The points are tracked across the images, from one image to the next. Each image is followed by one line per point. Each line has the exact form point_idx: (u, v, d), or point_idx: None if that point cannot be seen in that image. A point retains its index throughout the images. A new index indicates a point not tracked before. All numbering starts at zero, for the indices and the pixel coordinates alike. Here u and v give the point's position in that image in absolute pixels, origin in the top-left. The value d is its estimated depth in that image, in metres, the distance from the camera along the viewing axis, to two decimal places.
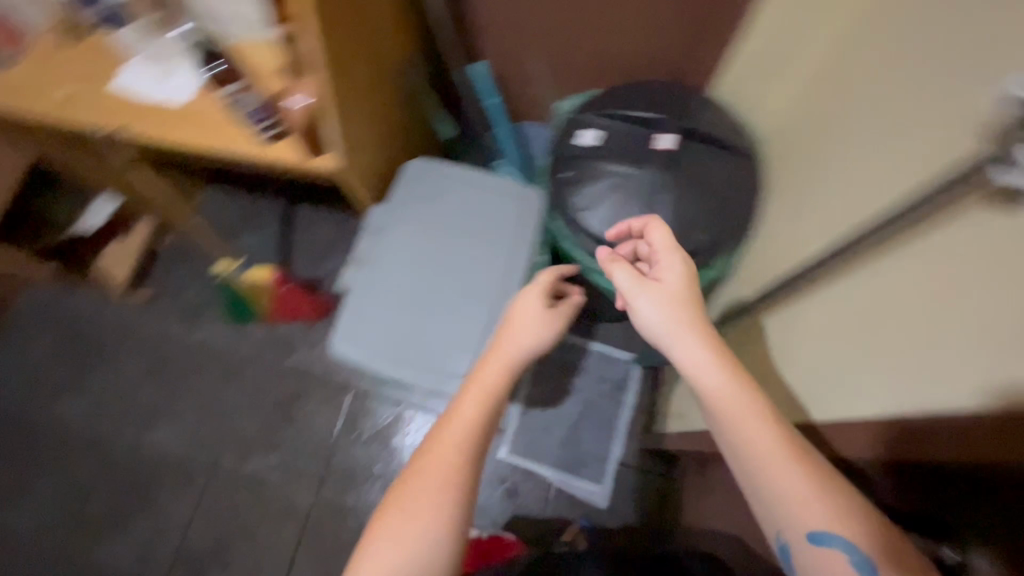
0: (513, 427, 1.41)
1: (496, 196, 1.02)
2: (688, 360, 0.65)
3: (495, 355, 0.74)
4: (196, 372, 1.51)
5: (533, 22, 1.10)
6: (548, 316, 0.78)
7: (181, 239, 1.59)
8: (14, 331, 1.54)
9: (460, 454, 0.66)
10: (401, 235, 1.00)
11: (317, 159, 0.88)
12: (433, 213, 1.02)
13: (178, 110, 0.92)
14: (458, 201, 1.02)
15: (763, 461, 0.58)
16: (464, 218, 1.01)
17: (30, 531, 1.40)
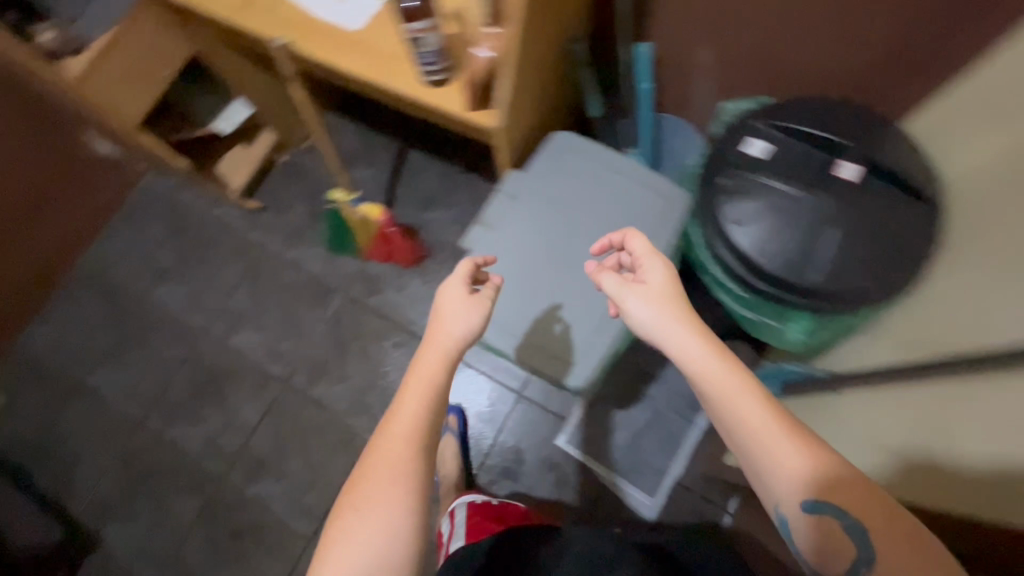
0: (576, 418, 1.41)
1: (639, 187, 0.99)
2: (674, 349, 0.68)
3: (432, 344, 0.76)
4: (286, 288, 1.56)
5: (715, 12, 1.02)
6: (472, 302, 0.80)
7: (298, 159, 1.63)
8: (134, 211, 1.63)
9: (406, 443, 0.68)
10: (534, 205, 0.98)
11: (476, 113, 0.86)
12: (570, 189, 0.99)
13: (351, 36, 0.92)
14: (598, 184, 0.99)
15: (748, 442, 0.61)
16: (601, 202, 0.98)
17: (117, 396, 1.50)
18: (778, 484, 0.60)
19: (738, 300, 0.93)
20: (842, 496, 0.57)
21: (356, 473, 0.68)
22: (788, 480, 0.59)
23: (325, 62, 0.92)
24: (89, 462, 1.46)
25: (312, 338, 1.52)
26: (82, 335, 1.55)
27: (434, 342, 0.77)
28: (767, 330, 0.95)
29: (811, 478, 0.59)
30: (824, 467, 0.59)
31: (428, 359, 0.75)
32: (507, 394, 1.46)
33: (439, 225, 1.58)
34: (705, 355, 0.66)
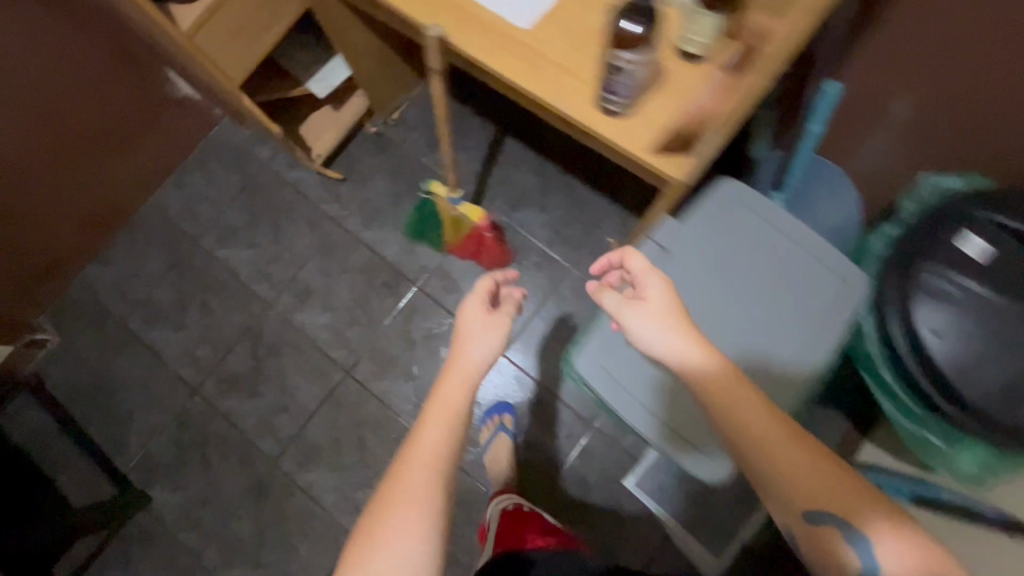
0: (648, 462, 1.33)
1: (812, 261, 0.86)
2: (671, 350, 0.63)
3: (452, 370, 0.78)
4: (358, 271, 1.46)
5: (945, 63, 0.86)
6: (488, 321, 0.83)
7: (387, 130, 1.51)
8: (206, 160, 1.52)
9: (425, 470, 0.67)
10: (686, 261, 0.86)
11: (659, 159, 0.73)
12: (730, 250, 0.86)
13: (516, 35, 0.78)
14: (763, 248, 0.86)
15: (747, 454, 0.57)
16: (764, 271, 0.86)
17: (172, 356, 1.44)
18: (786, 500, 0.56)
19: (908, 414, 0.81)
20: (844, 504, 0.54)
21: (373, 505, 0.66)
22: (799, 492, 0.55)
23: (481, 62, 0.78)
24: (140, 421, 1.41)
25: (380, 329, 1.43)
26: (142, 285, 1.47)
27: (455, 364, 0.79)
28: (927, 448, 0.83)
29: (811, 489, 0.55)
30: (825, 475, 0.55)
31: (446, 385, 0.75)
32: (578, 423, 1.37)
33: (530, 228, 1.45)
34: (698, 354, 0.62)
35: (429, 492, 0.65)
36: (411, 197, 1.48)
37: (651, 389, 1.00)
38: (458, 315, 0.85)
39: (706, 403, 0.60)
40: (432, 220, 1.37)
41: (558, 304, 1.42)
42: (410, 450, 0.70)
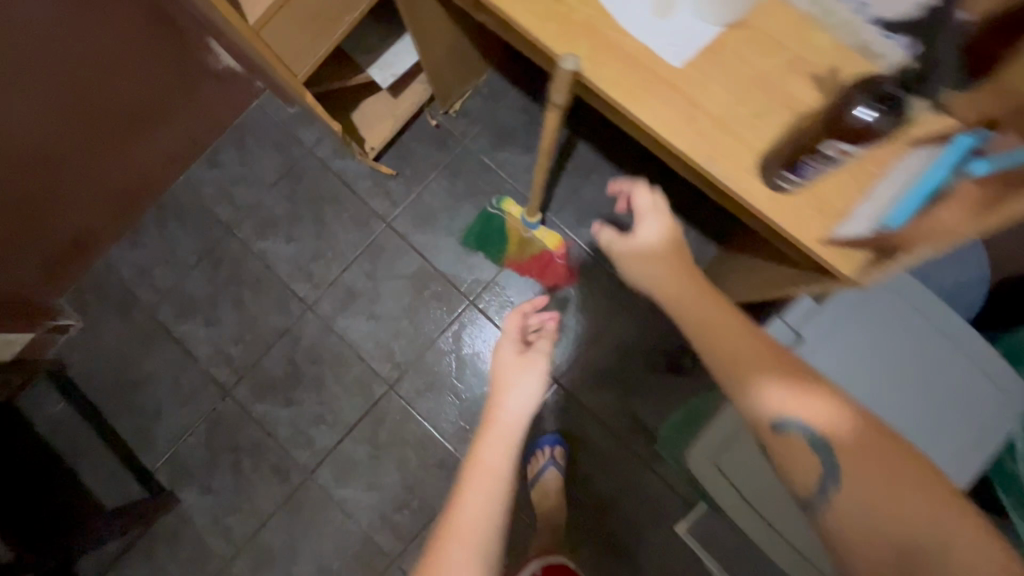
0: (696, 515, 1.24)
1: (969, 368, 0.81)
2: (654, 266, 0.75)
3: (492, 428, 0.72)
4: (407, 278, 1.34)
5: None
6: (523, 360, 0.79)
7: (447, 122, 1.35)
8: (245, 138, 1.37)
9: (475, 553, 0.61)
10: (836, 365, 0.81)
11: (831, 251, 0.61)
12: (881, 354, 0.81)
13: (666, 75, 0.64)
14: (915, 353, 0.82)
15: (707, 345, 0.64)
16: (916, 379, 0.81)
17: (204, 352, 1.34)
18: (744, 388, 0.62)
19: None
20: (791, 388, 0.60)
21: None
22: (753, 381, 0.61)
23: (619, 105, 0.65)
24: (169, 418, 1.33)
25: (427, 344, 1.33)
26: (171, 273, 1.36)
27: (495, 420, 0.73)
28: None
29: (758, 373, 0.62)
30: (769, 361, 0.62)
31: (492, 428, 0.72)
32: (633, 465, 1.29)
33: (597, 247, 1.32)
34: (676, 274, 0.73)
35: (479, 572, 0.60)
36: (470, 201, 1.34)
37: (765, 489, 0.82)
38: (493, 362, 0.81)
39: (668, 300, 0.70)
40: (496, 233, 1.29)
41: (621, 334, 1.31)
42: (453, 529, 0.63)
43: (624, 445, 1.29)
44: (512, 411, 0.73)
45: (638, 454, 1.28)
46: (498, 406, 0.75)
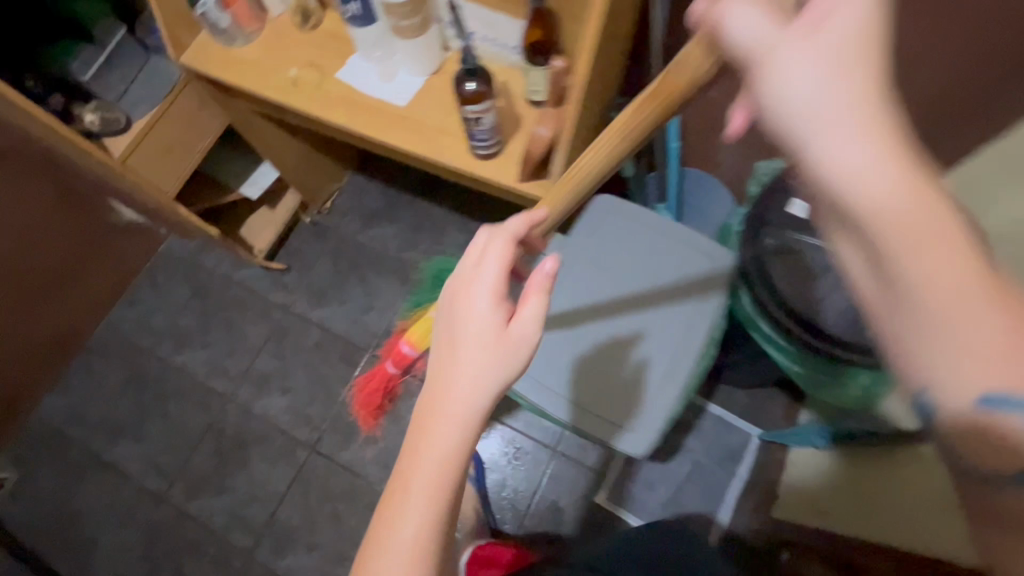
0: (614, 472, 1.38)
1: (690, 248, 1.01)
2: (871, 144, 0.39)
3: (431, 438, 0.53)
4: (312, 350, 1.53)
5: None
6: (494, 345, 0.55)
7: (321, 218, 1.64)
8: (157, 276, 1.62)
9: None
10: (597, 241, 1.03)
11: (528, 184, 0.87)
12: (628, 242, 1.02)
13: (397, 110, 0.95)
14: (655, 242, 1.02)
15: (878, 233, 0.40)
16: (659, 245, 1.01)
17: (138, 466, 1.45)
18: (913, 282, 0.39)
19: (789, 355, 0.94)
20: None
21: None
22: (944, 294, 0.38)
23: (373, 137, 0.94)
24: (108, 539, 1.39)
25: (339, 401, 1.48)
26: (101, 405, 1.51)
27: (434, 412, 0.54)
28: (825, 387, 0.96)
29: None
30: None
31: (435, 415, 0.54)
32: (542, 450, 1.42)
33: None
34: (902, 174, 0.39)
35: None
36: (352, 275, 1.59)
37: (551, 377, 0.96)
38: (451, 319, 0.57)
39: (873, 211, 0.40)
40: None
41: None
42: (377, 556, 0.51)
43: (532, 440, 1.43)
44: (471, 405, 0.54)
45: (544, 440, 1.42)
46: (444, 395, 0.54)
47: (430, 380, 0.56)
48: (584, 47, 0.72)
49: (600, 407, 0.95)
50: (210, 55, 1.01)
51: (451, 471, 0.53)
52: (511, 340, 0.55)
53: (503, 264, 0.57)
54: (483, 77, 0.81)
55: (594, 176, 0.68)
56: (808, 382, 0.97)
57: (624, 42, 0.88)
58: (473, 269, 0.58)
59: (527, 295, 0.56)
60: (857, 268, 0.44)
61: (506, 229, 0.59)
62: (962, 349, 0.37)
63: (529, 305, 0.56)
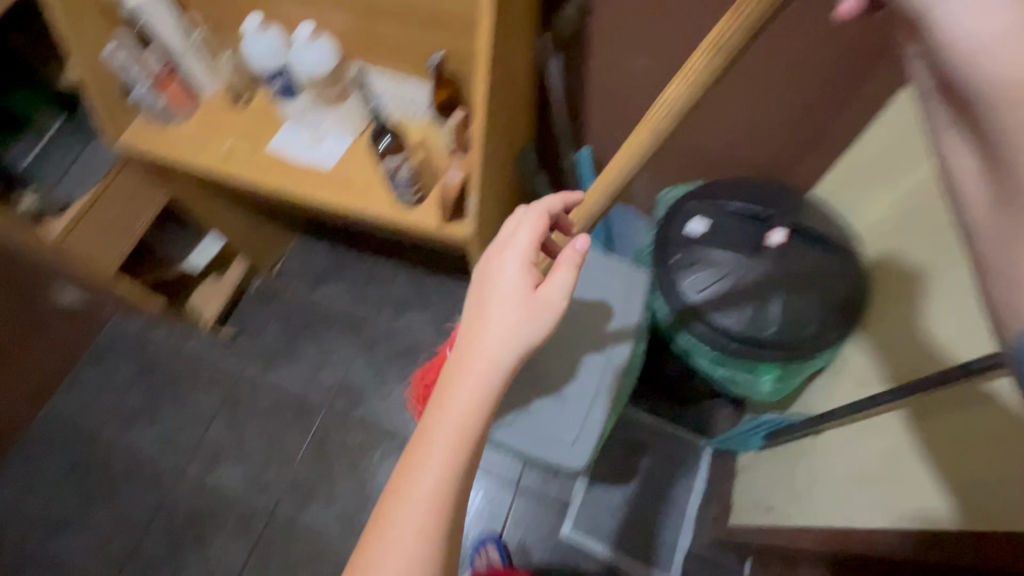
0: (576, 502, 1.40)
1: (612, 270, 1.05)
2: (1015, 13, 0.35)
3: (468, 372, 0.58)
4: (266, 414, 1.52)
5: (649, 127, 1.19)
6: (529, 299, 0.61)
7: (270, 282, 1.67)
8: (102, 355, 1.60)
9: (436, 497, 0.54)
10: None
11: (451, 226, 0.95)
12: None
13: (324, 171, 1.01)
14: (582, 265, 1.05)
15: (1001, 107, 0.34)
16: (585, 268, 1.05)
17: (83, 559, 1.38)
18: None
19: (709, 359, 1.02)
20: None
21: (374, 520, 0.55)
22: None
23: (305, 196, 1.01)
24: None
25: (296, 463, 1.46)
26: (42, 497, 1.44)
27: (469, 352, 0.60)
28: (744, 384, 1.04)
29: None
30: None
31: (472, 351, 0.59)
32: (504, 488, 1.43)
33: (418, 328, 1.59)
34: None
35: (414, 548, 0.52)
36: (304, 334, 1.61)
37: (557, 416, 0.98)
38: (489, 277, 0.64)
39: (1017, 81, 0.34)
40: None
41: None
42: (411, 478, 0.55)
43: (494, 479, 1.43)
44: (497, 362, 0.58)
45: (506, 478, 1.43)
46: (479, 334, 0.60)
47: (470, 325, 0.62)
48: (479, 104, 0.82)
49: (538, 428, 0.97)
50: (146, 135, 1.08)
51: (473, 422, 0.57)
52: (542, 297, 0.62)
53: (534, 233, 0.66)
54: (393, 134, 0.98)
55: (675, 112, 0.66)
56: (732, 383, 1.04)
57: (523, 97, 1.00)
58: (512, 236, 0.66)
59: (561, 265, 0.64)
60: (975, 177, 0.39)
61: (543, 204, 0.68)
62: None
63: (559, 272, 0.64)
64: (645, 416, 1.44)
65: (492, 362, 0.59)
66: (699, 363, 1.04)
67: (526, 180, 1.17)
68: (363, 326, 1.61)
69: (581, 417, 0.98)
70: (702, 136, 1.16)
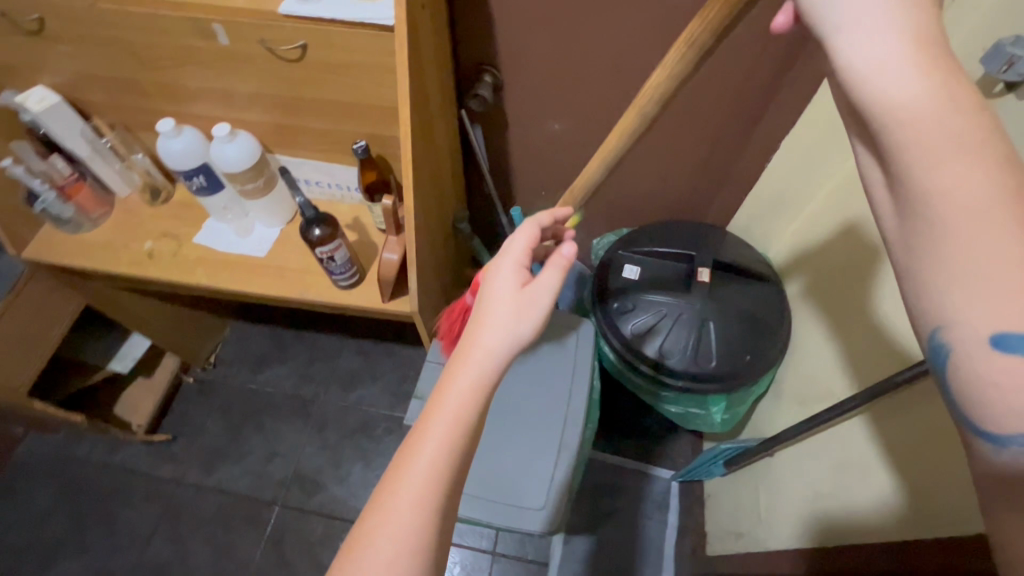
0: (556, 559, 1.36)
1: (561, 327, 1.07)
2: (901, 48, 0.41)
3: (464, 354, 0.65)
4: (213, 520, 1.40)
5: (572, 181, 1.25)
6: (520, 294, 0.68)
7: (205, 374, 1.57)
8: (14, 484, 1.43)
9: (436, 469, 0.58)
10: None
11: (394, 304, 0.95)
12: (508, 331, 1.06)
13: (257, 262, 1.00)
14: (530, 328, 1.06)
15: (886, 113, 0.41)
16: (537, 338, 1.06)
17: None
18: (930, 196, 0.39)
19: (660, 396, 1.05)
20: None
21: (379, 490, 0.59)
22: (947, 201, 0.38)
23: (238, 289, 0.98)
24: None
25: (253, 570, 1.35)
26: None
27: (467, 340, 0.66)
28: (696, 417, 1.08)
29: (998, 281, 0.36)
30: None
31: (468, 341, 0.66)
32: (481, 557, 1.37)
33: (372, 402, 1.55)
34: (935, 80, 0.40)
35: (412, 514, 0.56)
36: (248, 426, 1.52)
37: (516, 480, 0.96)
38: (487, 279, 0.72)
39: (897, 87, 0.40)
40: None
41: None
42: (411, 448, 0.60)
43: (469, 549, 1.38)
44: (492, 350, 0.64)
45: (482, 545, 1.38)
46: (478, 324, 0.67)
47: (470, 317, 0.69)
48: (405, 187, 0.83)
49: (500, 495, 0.94)
50: (54, 245, 1.02)
51: (471, 410, 0.61)
52: (535, 295, 0.68)
53: (528, 240, 0.73)
54: (326, 222, 0.89)
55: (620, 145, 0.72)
56: (686, 418, 1.08)
57: (448, 170, 1.03)
58: (507, 246, 0.74)
59: (552, 265, 0.70)
60: (878, 189, 0.46)
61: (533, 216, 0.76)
62: (972, 279, 0.37)
63: (551, 276, 0.70)
64: (611, 457, 1.45)
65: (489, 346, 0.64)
66: (653, 401, 1.08)
67: (463, 245, 1.19)
68: (313, 407, 1.54)
69: (545, 476, 0.96)
70: (622, 186, 1.24)
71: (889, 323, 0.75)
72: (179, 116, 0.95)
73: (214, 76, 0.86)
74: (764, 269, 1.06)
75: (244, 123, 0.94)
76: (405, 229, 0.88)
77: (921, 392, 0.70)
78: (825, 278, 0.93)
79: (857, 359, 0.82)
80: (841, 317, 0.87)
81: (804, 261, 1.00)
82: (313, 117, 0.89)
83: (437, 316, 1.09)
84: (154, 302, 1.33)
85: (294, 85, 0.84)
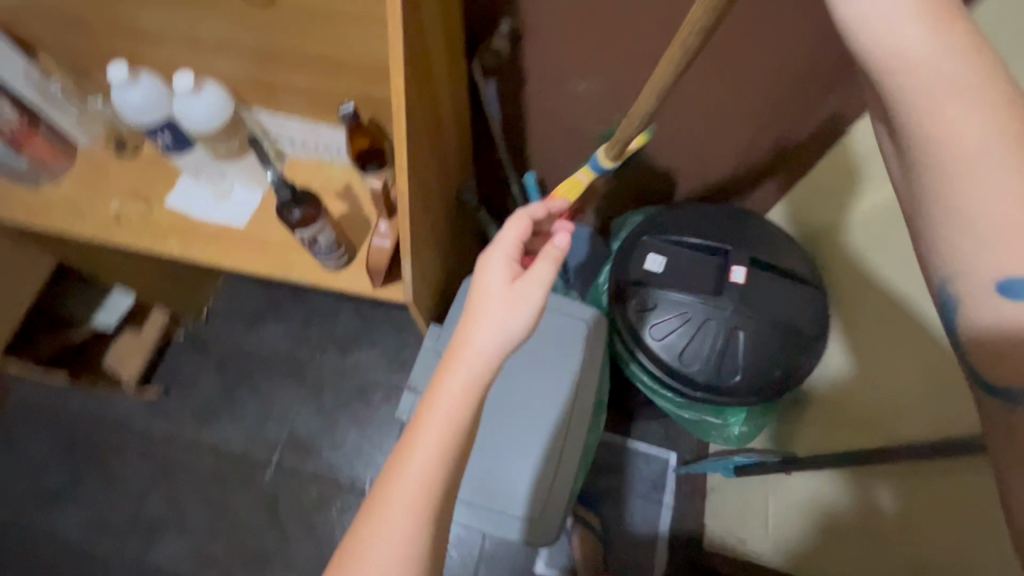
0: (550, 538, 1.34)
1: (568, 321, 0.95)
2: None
3: (448, 367, 0.55)
4: (208, 478, 1.39)
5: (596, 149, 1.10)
6: (510, 293, 0.57)
7: (197, 329, 1.51)
8: (9, 430, 1.42)
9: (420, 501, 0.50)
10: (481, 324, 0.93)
11: (386, 291, 0.85)
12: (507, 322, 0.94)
13: (236, 232, 0.89)
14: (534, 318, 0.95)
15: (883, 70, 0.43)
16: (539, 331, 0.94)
17: None
18: (931, 143, 0.42)
19: (673, 402, 0.97)
20: None
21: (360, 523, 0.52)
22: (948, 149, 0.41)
23: (216, 263, 0.88)
24: None
25: (247, 528, 1.35)
26: None
27: (453, 351, 0.55)
28: (711, 425, 1.00)
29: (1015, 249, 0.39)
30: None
31: (451, 352, 0.55)
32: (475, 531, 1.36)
33: (369, 367, 1.49)
34: (932, 26, 0.41)
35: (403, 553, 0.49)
36: (242, 385, 1.47)
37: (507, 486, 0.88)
38: (472, 279, 0.60)
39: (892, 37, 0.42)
40: None
41: None
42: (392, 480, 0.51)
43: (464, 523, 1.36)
44: (482, 355, 0.55)
45: None
46: (461, 332, 0.56)
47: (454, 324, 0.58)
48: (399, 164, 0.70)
49: (490, 500, 0.87)
50: (11, 200, 0.91)
51: (463, 417, 0.53)
52: (526, 291, 0.57)
53: (520, 231, 0.62)
54: (307, 200, 0.78)
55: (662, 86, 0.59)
56: (700, 424, 1.00)
57: (452, 136, 0.89)
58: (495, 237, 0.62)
59: (541, 258, 0.59)
60: (890, 152, 0.48)
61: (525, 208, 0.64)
62: (982, 231, 0.40)
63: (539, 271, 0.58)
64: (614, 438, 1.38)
65: (476, 360, 0.55)
66: (666, 406, 0.99)
67: (469, 218, 1.07)
68: (309, 369, 1.49)
69: (536, 484, 0.88)
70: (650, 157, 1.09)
71: (942, 373, 0.71)
72: (141, 59, 0.81)
73: (174, 15, 0.71)
74: (804, 272, 0.93)
75: (215, 71, 0.80)
76: (397, 211, 0.75)
77: (965, 469, 0.67)
78: (872, 295, 0.86)
79: (903, 406, 0.77)
80: (885, 337, 0.82)
81: (850, 269, 0.92)
82: (294, 70, 0.75)
83: (436, 300, 0.99)
84: (135, 258, 1.25)
85: (269, 32, 0.69)
